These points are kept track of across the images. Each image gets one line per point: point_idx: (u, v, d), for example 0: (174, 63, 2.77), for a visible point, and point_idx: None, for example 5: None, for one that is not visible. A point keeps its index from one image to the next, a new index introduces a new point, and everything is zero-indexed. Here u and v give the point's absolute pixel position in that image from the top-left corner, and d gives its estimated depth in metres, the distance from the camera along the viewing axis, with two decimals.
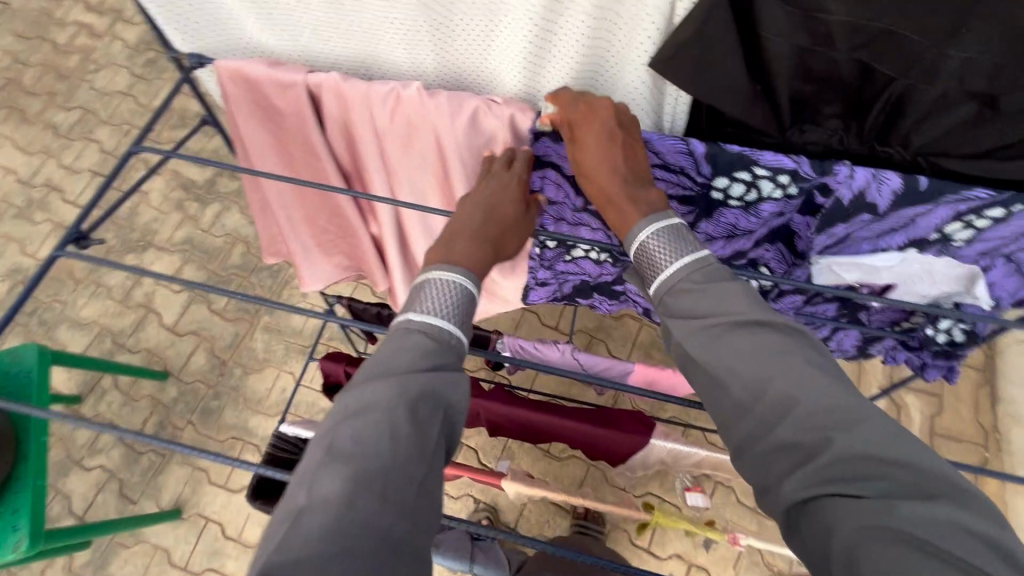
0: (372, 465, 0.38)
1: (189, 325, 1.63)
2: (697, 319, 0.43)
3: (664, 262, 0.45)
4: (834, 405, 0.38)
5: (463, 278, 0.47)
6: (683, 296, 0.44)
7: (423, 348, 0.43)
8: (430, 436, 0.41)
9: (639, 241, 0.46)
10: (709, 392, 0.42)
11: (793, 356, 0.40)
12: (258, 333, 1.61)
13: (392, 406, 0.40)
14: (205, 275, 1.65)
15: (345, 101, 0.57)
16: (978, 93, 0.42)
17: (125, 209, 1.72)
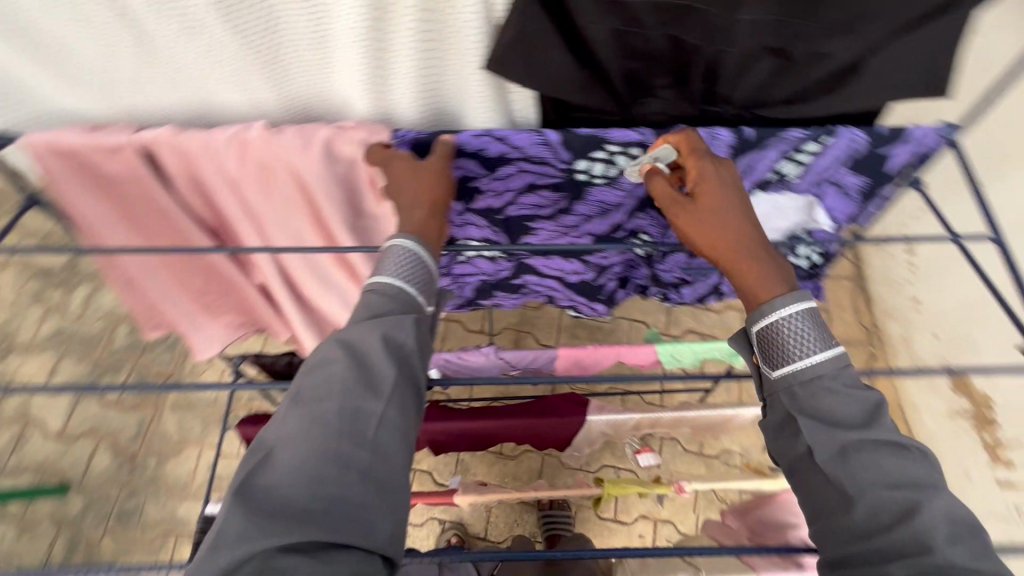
0: (330, 408, 0.40)
1: (81, 426, 1.45)
2: (822, 419, 0.43)
3: (800, 350, 0.44)
4: (966, 557, 0.38)
5: (402, 241, 0.47)
6: (808, 395, 0.44)
7: (369, 299, 0.45)
8: (383, 381, 0.41)
9: (774, 320, 0.45)
10: (812, 491, 0.43)
11: (927, 491, 0.40)
12: (166, 414, 1.47)
13: (339, 355, 0.42)
14: (87, 366, 1.48)
15: (186, 155, 0.53)
16: (772, 47, 0.47)
17: None
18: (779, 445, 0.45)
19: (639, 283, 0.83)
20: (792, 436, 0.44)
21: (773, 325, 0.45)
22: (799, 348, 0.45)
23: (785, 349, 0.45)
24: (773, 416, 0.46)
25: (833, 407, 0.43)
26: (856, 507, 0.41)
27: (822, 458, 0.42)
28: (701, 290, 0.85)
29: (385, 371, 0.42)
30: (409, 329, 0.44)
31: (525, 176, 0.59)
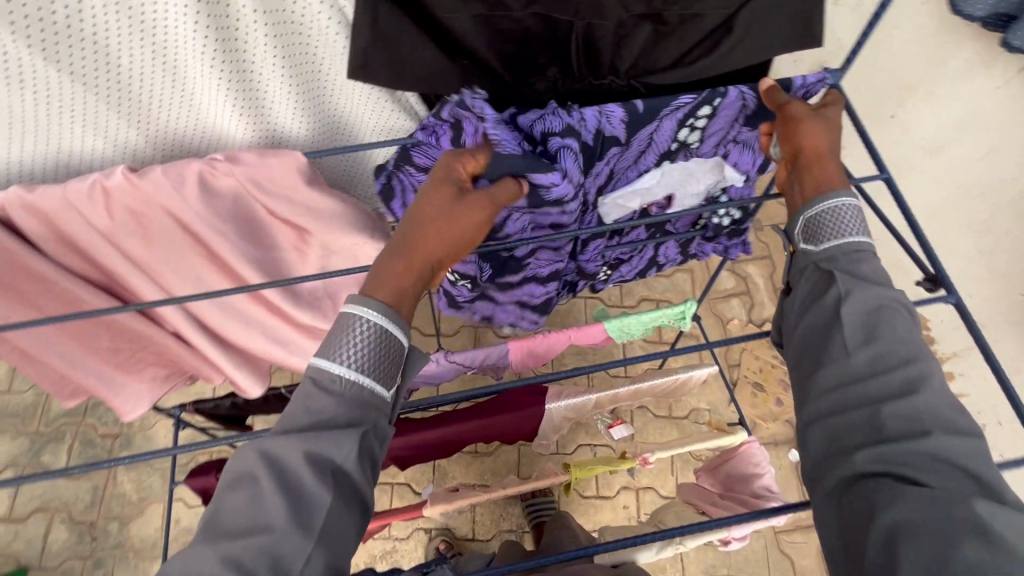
0: (249, 546, 0.37)
1: (29, 503, 1.37)
2: (852, 278, 0.44)
3: (848, 230, 0.45)
4: (949, 415, 0.39)
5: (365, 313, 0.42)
6: (849, 267, 0.44)
7: (308, 400, 0.41)
8: (314, 514, 0.38)
9: (834, 204, 0.45)
10: (819, 347, 0.44)
11: (925, 359, 0.41)
12: (122, 474, 1.39)
13: (263, 477, 0.39)
14: (24, 440, 1.39)
15: (47, 214, 0.48)
16: (645, 14, 0.47)
17: None
18: (801, 311, 0.45)
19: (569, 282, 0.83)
20: (819, 294, 0.45)
21: (830, 208, 0.45)
22: (848, 227, 0.45)
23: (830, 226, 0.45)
24: (805, 281, 0.46)
25: (867, 275, 0.44)
26: (863, 354, 0.41)
27: (848, 313, 0.42)
28: (640, 264, 0.86)
29: (318, 501, 0.39)
30: (347, 449, 0.40)
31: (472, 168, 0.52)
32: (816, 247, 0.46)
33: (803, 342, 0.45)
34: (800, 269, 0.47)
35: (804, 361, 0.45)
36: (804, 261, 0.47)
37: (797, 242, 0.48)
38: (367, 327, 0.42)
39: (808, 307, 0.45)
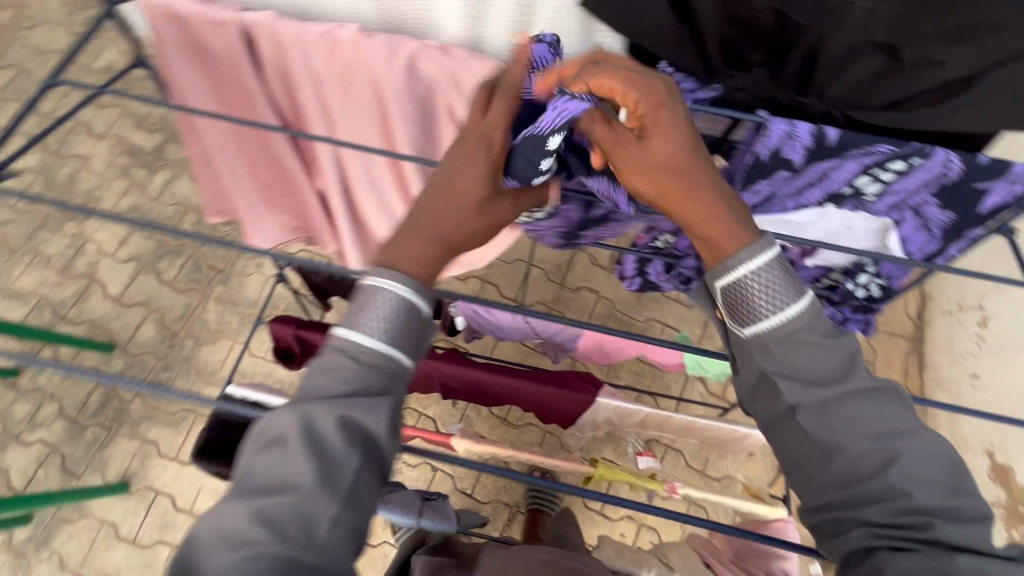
0: (277, 506, 0.42)
1: (136, 295, 1.58)
2: (800, 376, 0.45)
3: (765, 312, 0.45)
4: (941, 497, 0.42)
5: (407, 292, 0.45)
6: (773, 355, 0.46)
7: (339, 367, 0.45)
8: (343, 478, 0.43)
9: (734, 279, 0.45)
10: (796, 453, 0.46)
11: (904, 436, 0.44)
12: (212, 304, 1.57)
13: (293, 441, 0.43)
14: (155, 243, 1.63)
15: (281, 44, 0.56)
16: (882, 44, 0.46)
17: (66, 176, 1.70)
18: (760, 402, 0.47)
19: (685, 274, 0.83)
20: (768, 394, 0.46)
21: (733, 285, 0.45)
22: (765, 305, 0.45)
23: (758, 302, 0.45)
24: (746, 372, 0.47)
25: (805, 368, 0.45)
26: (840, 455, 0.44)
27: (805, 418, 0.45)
28: None
29: (346, 464, 0.43)
30: (379, 417, 0.44)
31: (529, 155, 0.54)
32: (741, 331, 0.46)
33: (778, 438, 0.47)
34: (741, 354, 0.47)
35: (786, 453, 0.47)
36: (736, 342, 0.47)
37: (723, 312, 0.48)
38: (394, 303, 0.45)
39: (766, 399, 0.47)
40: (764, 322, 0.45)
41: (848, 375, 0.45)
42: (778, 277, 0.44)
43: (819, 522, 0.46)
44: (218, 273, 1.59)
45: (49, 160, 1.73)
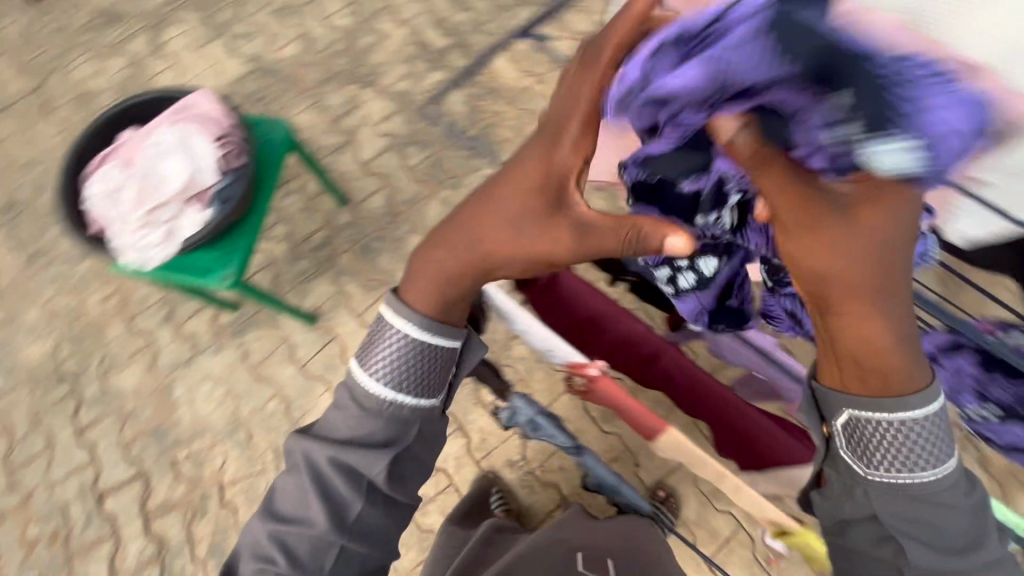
0: (291, 531, 0.70)
1: (379, 167, 1.74)
2: (924, 542, 0.56)
3: (887, 453, 0.55)
4: None
5: (410, 332, 0.66)
6: (896, 505, 0.56)
7: (362, 398, 0.68)
8: (342, 512, 0.69)
9: (872, 419, 0.55)
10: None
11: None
12: (436, 202, 1.69)
13: (304, 480, 0.69)
14: (412, 131, 1.78)
15: None
16: None
17: (364, 44, 1.89)
18: (862, 532, 0.58)
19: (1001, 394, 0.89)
20: (879, 529, 0.57)
21: (873, 430, 0.55)
22: (915, 463, 0.55)
23: (905, 456, 0.55)
24: (864, 506, 0.57)
25: (926, 531, 0.56)
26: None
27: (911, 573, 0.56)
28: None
29: (344, 501, 0.69)
30: (374, 459, 0.67)
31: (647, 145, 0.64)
32: (868, 469, 0.56)
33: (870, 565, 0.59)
34: (856, 485, 0.58)
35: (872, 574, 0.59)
36: (857, 477, 0.57)
37: (831, 428, 0.58)
38: (394, 347, 0.67)
39: (875, 519, 0.57)
40: (891, 464, 0.56)
41: (954, 507, 0.56)
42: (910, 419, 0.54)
43: None
44: (451, 178, 1.71)
45: (356, 25, 1.92)
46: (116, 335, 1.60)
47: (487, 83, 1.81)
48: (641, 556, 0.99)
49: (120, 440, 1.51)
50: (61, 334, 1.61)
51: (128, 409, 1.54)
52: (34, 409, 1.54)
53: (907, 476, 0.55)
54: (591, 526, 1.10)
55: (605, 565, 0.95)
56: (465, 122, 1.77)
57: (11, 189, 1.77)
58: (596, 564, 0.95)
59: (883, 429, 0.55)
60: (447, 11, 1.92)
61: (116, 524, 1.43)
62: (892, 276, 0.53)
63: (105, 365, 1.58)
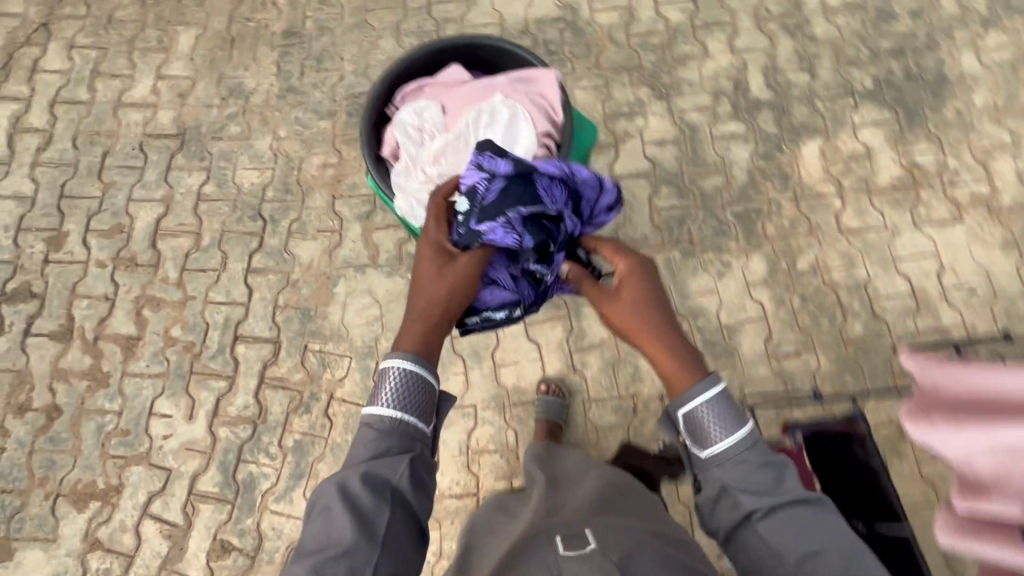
0: (329, 564, 0.65)
1: (625, 189, 1.59)
2: (749, 492, 0.74)
3: (716, 433, 0.76)
4: (839, 565, 0.70)
5: (402, 361, 0.76)
6: (724, 473, 0.76)
7: (375, 434, 0.73)
8: (374, 527, 0.68)
9: (692, 407, 0.77)
10: (759, 564, 0.74)
11: (815, 505, 0.74)
12: (660, 259, 1.53)
13: (333, 503, 0.69)
14: (678, 171, 1.60)
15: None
16: None
17: (682, 53, 1.69)
18: (722, 513, 0.77)
19: None
20: (734, 510, 0.75)
21: (694, 415, 0.77)
22: (715, 431, 0.76)
23: (705, 435, 0.76)
24: (710, 489, 0.77)
25: (747, 482, 0.75)
26: (793, 572, 0.71)
27: (762, 529, 0.74)
28: None
29: (378, 512, 0.69)
30: (400, 468, 0.72)
31: (496, 193, 0.91)
32: (704, 453, 0.77)
33: (740, 538, 0.75)
34: (707, 473, 0.78)
35: (751, 557, 0.74)
36: (699, 463, 0.78)
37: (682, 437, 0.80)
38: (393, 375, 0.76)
39: (726, 490, 0.76)
40: (715, 447, 0.77)
41: (754, 445, 0.76)
42: (718, 391, 0.77)
43: None
44: (689, 243, 1.54)
45: (684, 28, 1.72)
46: (317, 204, 1.63)
47: (783, 165, 1.59)
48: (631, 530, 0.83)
49: (274, 301, 1.56)
50: (275, 175, 1.66)
51: (293, 277, 1.58)
52: (223, 228, 1.63)
53: (716, 446, 0.76)
54: (552, 479, 1.07)
55: (586, 538, 0.78)
56: (737, 195, 1.57)
57: (300, 17, 1.79)
58: (576, 540, 0.78)
59: (683, 425, 0.79)
60: (785, 64, 1.67)
61: (237, 370, 1.51)
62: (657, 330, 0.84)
63: (295, 227, 1.61)
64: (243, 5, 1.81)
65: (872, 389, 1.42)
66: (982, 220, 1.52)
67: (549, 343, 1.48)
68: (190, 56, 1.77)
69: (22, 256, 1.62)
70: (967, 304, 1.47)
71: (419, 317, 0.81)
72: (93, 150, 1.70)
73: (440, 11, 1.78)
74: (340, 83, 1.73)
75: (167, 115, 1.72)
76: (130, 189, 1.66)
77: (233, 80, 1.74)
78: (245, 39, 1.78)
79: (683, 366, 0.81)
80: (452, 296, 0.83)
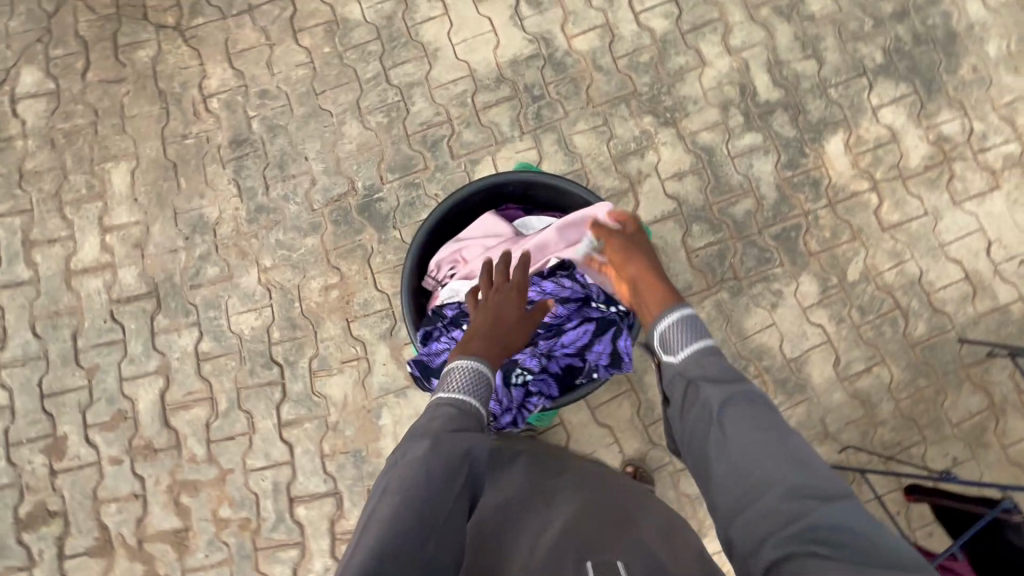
0: (416, 498, 0.73)
1: (656, 236, 1.47)
2: (707, 380, 0.81)
3: (682, 342, 0.86)
4: (789, 463, 0.71)
5: (472, 362, 0.89)
6: (685, 373, 0.83)
7: (446, 413, 0.83)
8: (456, 479, 0.76)
9: (668, 314, 0.90)
10: (707, 453, 0.77)
11: (770, 407, 0.78)
12: (709, 304, 1.45)
13: (414, 452, 0.78)
14: (705, 203, 1.49)
15: None
16: None
17: (678, 66, 1.53)
18: (684, 412, 0.81)
19: None
20: (694, 412, 0.80)
21: (669, 325, 0.89)
22: (681, 343, 0.86)
23: (671, 345, 0.87)
24: (677, 390, 0.83)
25: (709, 377, 0.81)
26: (742, 462, 0.73)
27: (715, 422, 0.77)
28: None
29: (459, 471, 0.77)
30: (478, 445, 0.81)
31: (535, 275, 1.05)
32: (671, 359, 0.86)
33: (701, 444, 0.78)
34: (674, 380, 0.84)
35: (708, 462, 0.76)
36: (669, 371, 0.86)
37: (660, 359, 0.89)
38: (463, 367, 0.89)
39: (690, 393, 0.81)
40: (680, 353, 0.85)
41: (713, 352, 0.84)
42: (686, 311, 0.89)
43: (744, 531, 0.69)
44: (737, 280, 1.45)
45: (673, 36, 1.55)
46: (332, 334, 1.47)
47: (810, 171, 1.49)
48: (651, 522, 0.85)
49: (319, 450, 1.44)
50: (275, 313, 1.49)
51: (332, 420, 1.45)
52: (237, 385, 1.47)
53: (681, 352, 0.85)
54: None
55: (619, 536, 0.79)
56: (771, 214, 1.48)
57: (243, 120, 1.55)
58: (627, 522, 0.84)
59: (656, 341, 0.91)
60: (787, 54, 1.53)
61: (305, 535, 1.41)
62: (642, 279, 0.97)
63: (316, 364, 1.47)
64: (171, 120, 1.56)
65: (946, 387, 1.41)
66: (1018, 182, 1.48)
67: (620, 424, 1.41)
68: (131, 197, 1.53)
69: (24, 474, 1.44)
70: (1020, 276, 1.44)
71: (480, 338, 0.93)
72: (59, 334, 1.49)
73: (399, 76, 1.56)
74: (314, 188, 1.52)
75: (130, 273, 1.51)
76: (118, 369, 1.47)
77: (191, 213, 1.52)
78: (188, 161, 1.54)
79: (657, 303, 0.93)
80: (501, 317, 0.95)
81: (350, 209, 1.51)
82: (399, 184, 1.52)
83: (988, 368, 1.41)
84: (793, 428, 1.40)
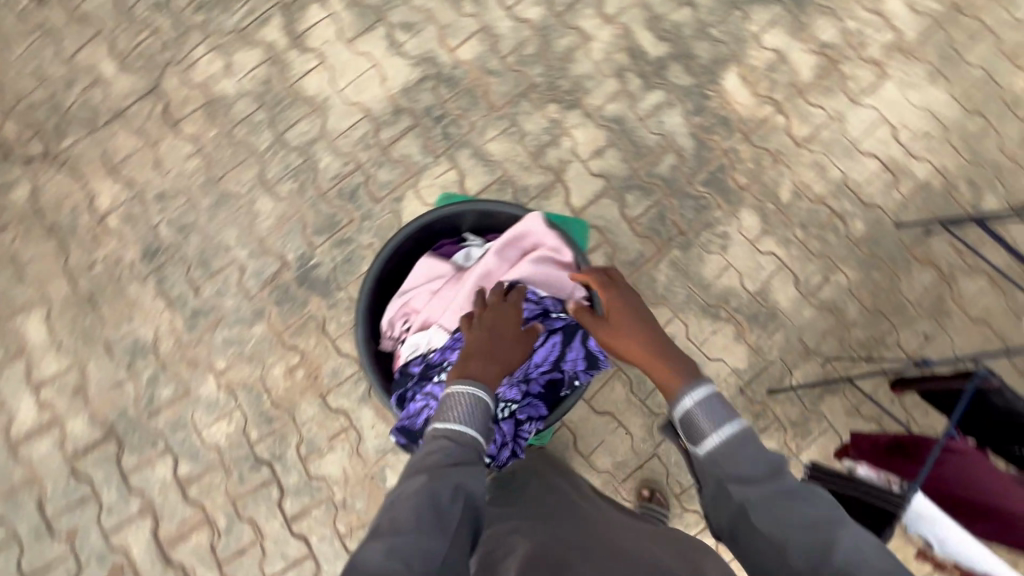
0: (404, 544, 0.65)
1: (596, 217, 1.48)
2: (740, 479, 0.72)
3: (705, 425, 0.77)
4: (850, 553, 0.62)
5: (470, 386, 0.82)
6: (717, 467, 0.74)
7: (443, 447, 0.76)
8: (450, 526, 0.69)
9: (689, 392, 0.80)
10: (757, 555, 0.68)
11: (819, 497, 0.70)
12: (665, 265, 1.47)
13: (409, 493, 0.71)
14: (631, 170, 1.50)
15: None
16: None
17: (564, 48, 1.54)
18: (721, 508, 0.73)
19: None
20: (731, 507, 0.72)
21: (691, 403, 0.79)
22: (705, 426, 0.77)
23: (696, 431, 0.77)
24: (711, 488, 0.75)
25: (744, 473, 0.72)
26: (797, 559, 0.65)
27: (758, 519, 0.69)
28: None
29: (455, 512, 0.70)
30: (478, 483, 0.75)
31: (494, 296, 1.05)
32: (696, 448, 0.77)
33: (745, 542, 0.70)
34: (704, 472, 0.76)
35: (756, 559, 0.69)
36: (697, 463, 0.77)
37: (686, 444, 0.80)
38: (461, 395, 0.82)
39: (720, 485, 0.74)
40: (706, 440, 0.76)
41: (741, 431, 0.75)
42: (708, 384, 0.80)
43: None
44: (683, 235, 1.48)
45: (550, 21, 1.55)
46: (311, 414, 1.42)
47: (717, 111, 1.53)
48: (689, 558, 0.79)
49: (336, 533, 1.39)
50: (246, 412, 1.42)
51: (338, 499, 1.40)
52: (230, 497, 1.39)
53: (707, 442, 0.76)
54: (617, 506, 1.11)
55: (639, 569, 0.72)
56: (695, 162, 1.51)
57: (150, 229, 1.47)
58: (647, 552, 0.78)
59: (680, 425, 0.81)
60: (662, 7, 1.56)
61: None
62: (647, 351, 0.87)
63: (304, 449, 1.41)
64: (71, 253, 1.46)
65: (898, 272, 1.48)
66: (902, 65, 1.55)
67: (619, 407, 1.42)
68: (55, 345, 1.43)
69: None
70: (930, 150, 1.52)
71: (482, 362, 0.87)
72: (23, 510, 1.38)
73: (296, 137, 1.51)
74: (245, 275, 1.46)
75: (79, 422, 1.41)
76: (99, 524, 1.38)
77: (125, 340, 1.43)
78: (104, 288, 1.45)
79: (672, 375, 0.83)
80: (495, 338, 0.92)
81: (289, 284, 1.46)
82: (330, 245, 1.47)
83: (929, 243, 1.49)
84: (778, 356, 1.44)
